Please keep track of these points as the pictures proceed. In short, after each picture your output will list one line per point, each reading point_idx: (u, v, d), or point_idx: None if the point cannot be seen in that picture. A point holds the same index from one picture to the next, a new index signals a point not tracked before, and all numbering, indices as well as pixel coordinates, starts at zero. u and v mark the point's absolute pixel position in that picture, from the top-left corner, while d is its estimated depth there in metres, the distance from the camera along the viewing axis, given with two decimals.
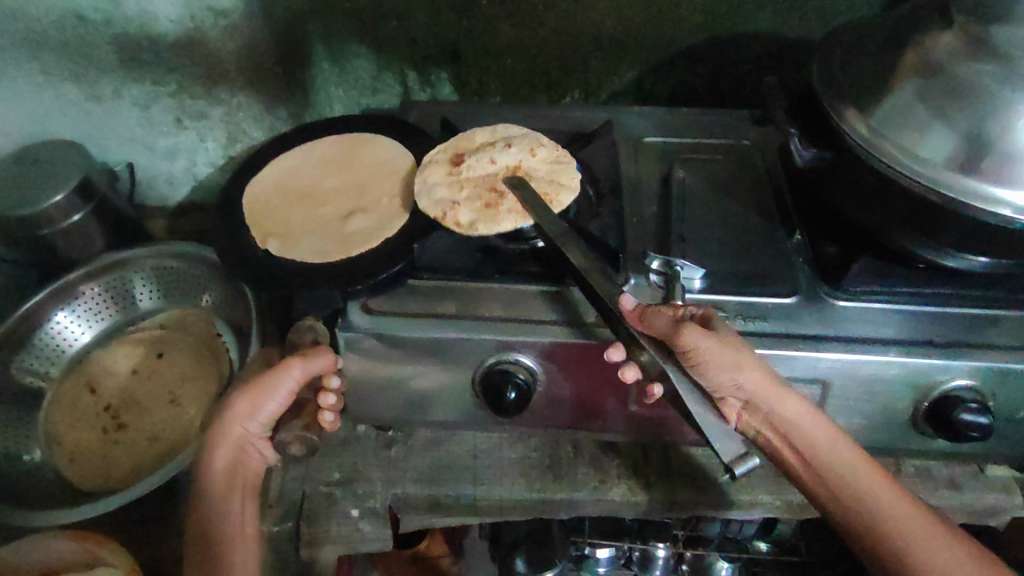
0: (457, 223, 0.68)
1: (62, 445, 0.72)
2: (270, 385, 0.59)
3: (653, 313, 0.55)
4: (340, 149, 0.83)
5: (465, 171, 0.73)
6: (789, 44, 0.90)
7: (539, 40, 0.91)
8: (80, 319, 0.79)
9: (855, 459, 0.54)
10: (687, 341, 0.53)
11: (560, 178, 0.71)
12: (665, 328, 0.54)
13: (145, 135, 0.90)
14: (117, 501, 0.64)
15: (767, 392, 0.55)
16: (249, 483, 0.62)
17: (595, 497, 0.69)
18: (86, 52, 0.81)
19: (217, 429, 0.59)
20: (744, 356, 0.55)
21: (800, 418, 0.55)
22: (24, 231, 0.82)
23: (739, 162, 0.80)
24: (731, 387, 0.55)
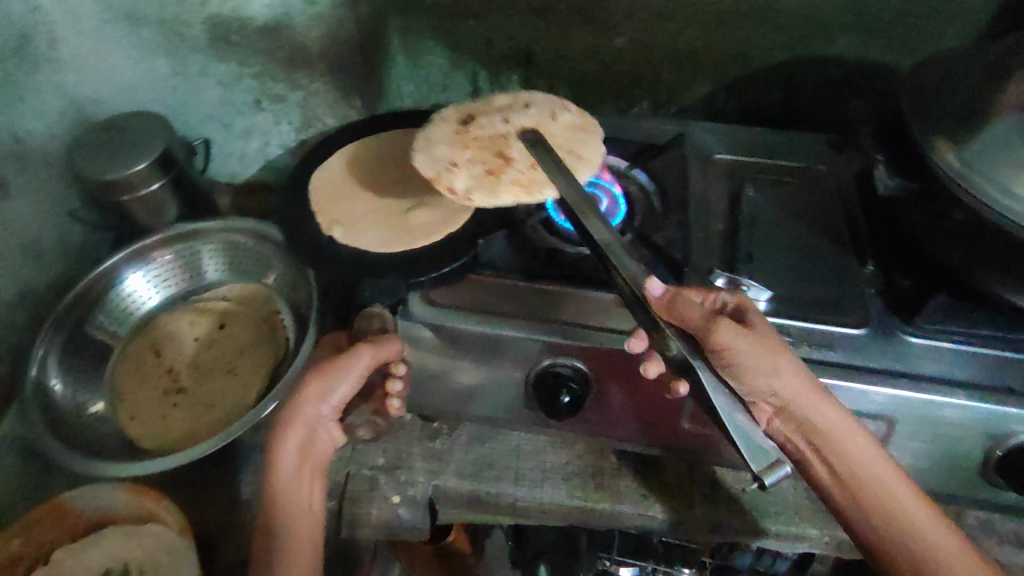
0: (452, 189, 0.67)
1: (125, 402, 0.75)
2: (342, 369, 0.61)
3: (686, 302, 0.51)
4: (409, 142, 0.84)
5: (474, 132, 0.74)
6: (871, 71, 0.88)
7: (613, 49, 0.91)
8: (152, 284, 0.83)
9: (887, 473, 0.55)
10: (724, 338, 0.51)
11: (577, 148, 0.70)
12: (698, 320, 0.51)
13: (224, 113, 0.94)
14: (168, 462, 0.65)
15: (804, 396, 0.54)
16: (318, 465, 0.63)
17: (637, 511, 0.68)
18: (180, 30, 0.84)
19: (289, 411, 0.61)
20: (783, 359, 0.54)
21: (834, 419, 0.54)
22: (105, 195, 0.85)
23: (811, 184, 0.78)
24: (761, 384, 0.54)
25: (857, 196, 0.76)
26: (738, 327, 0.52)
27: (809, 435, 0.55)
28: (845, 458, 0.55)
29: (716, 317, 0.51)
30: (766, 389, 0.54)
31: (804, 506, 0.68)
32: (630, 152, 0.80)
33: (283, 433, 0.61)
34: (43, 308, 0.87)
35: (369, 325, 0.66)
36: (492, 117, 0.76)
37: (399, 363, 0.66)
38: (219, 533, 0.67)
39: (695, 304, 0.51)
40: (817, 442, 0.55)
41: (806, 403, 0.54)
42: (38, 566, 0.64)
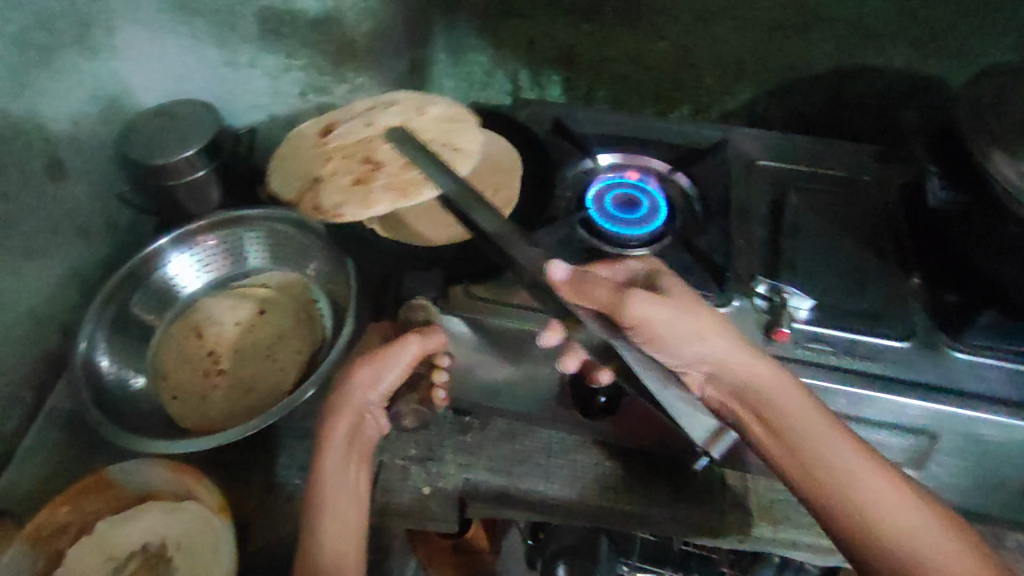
0: (325, 208, 0.79)
1: (167, 381, 0.77)
2: (390, 357, 0.63)
3: (592, 283, 0.52)
4: (443, 128, 0.86)
5: (330, 142, 0.86)
6: (918, 82, 0.87)
7: (657, 52, 0.91)
8: (197, 267, 0.85)
9: (837, 440, 0.49)
10: (636, 312, 0.51)
11: (452, 138, 0.84)
12: (608, 298, 0.52)
13: (270, 103, 0.96)
14: (205, 443, 0.66)
15: (731, 358, 0.52)
16: (365, 454, 0.63)
17: (667, 516, 0.67)
18: (232, 21, 0.86)
19: (341, 397, 0.62)
20: (703, 324, 0.53)
21: (767, 382, 0.52)
22: (153, 180, 0.86)
23: (855, 194, 0.77)
24: (683, 355, 0.54)
25: (901, 207, 0.74)
26: (651, 297, 0.52)
27: (745, 400, 0.53)
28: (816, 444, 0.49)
29: (623, 290, 0.52)
30: (692, 358, 0.54)
31: None
32: (672, 156, 0.80)
33: (334, 417, 0.61)
34: (89, 287, 0.89)
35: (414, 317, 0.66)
36: (348, 123, 0.88)
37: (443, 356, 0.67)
38: (253, 514, 0.69)
39: (601, 283, 0.53)
40: (752, 406, 0.52)
41: (740, 372, 0.52)
42: (81, 536, 0.66)
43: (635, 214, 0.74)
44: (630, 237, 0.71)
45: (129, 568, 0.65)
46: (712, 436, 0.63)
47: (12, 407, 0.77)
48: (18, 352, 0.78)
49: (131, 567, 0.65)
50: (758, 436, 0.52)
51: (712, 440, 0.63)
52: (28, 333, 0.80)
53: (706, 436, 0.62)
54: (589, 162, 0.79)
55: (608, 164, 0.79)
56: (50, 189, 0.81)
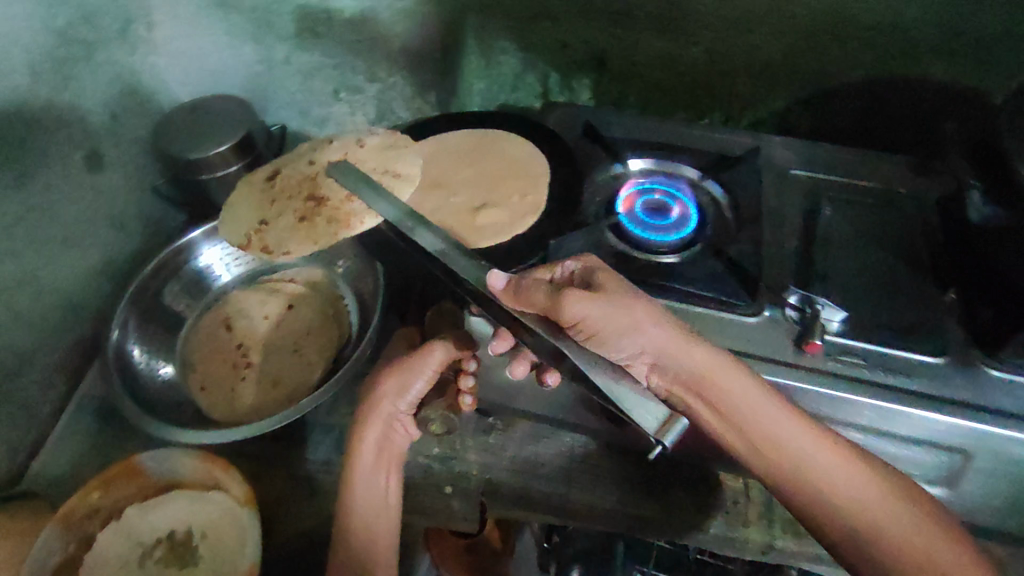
0: (270, 250, 0.74)
1: (196, 373, 0.78)
2: (416, 366, 0.65)
3: (531, 287, 0.50)
4: (477, 142, 0.86)
5: (276, 184, 0.80)
6: (956, 94, 0.85)
7: (689, 58, 0.90)
8: (228, 260, 0.87)
9: (777, 413, 0.54)
10: (570, 311, 0.50)
11: (395, 167, 0.80)
12: (545, 301, 0.50)
13: (303, 101, 0.98)
14: (233, 435, 0.67)
15: (669, 346, 0.54)
16: (394, 459, 0.66)
17: (689, 524, 0.67)
18: (270, 19, 0.88)
19: (371, 408, 0.64)
20: (640, 317, 0.54)
21: (703, 365, 0.54)
22: (187, 173, 0.87)
23: (889, 206, 0.76)
24: (625, 348, 0.54)
25: (938, 220, 0.73)
26: (588, 295, 0.50)
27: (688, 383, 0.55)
28: (753, 420, 0.54)
29: (559, 292, 0.50)
30: (632, 350, 0.55)
31: None
32: (703, 163, 0.80)
33: (362, 428, 0.64)
34: (122, 277, 0.90)
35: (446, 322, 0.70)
36: (292, 163, 0.82)
37: (470, 359, 0.66)
38: (277, 506, 0.70)
39: (537, 287, 0.50)
40: (694, 388, 0.55)
41: (678, 358, 0.54)
42: (111, 522, 0.67)
43: (666, 220, 0.73)
44: (659, 244, 0.70)
45: (156, 555, 0.66)
46: (664, 423, 0.45)
47: (47, 390, 0.79)
48: (53, 337, 0.80)
49: (158, 553, 0.66)
50: (703, 415, 0.57)
51: (664, 427, 0.45)
52: (63, 320, 0.82)
53: (658, 425, 0.45)
54: (621, 166, 0.79)
55: (639, 169, 0.79)
56: (88, 180, 0.83)
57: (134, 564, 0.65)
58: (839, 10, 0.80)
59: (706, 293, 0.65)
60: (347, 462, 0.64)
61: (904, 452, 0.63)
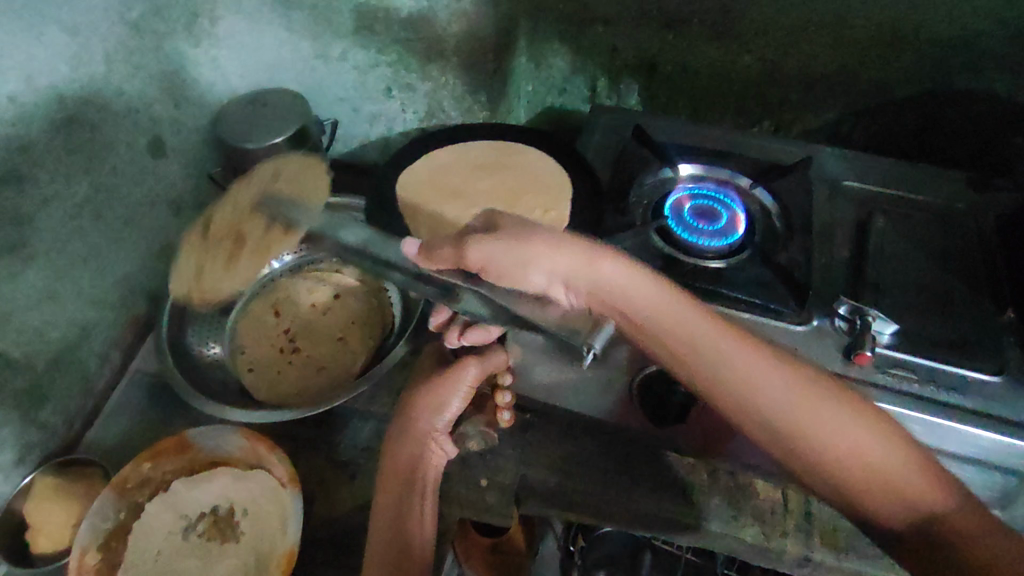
0: (202, 296, 0.68)
1: (245, 354, 0.80)
2: (450, 382, 0.68)
3: (440, 247, 0.59)
4: (500, 157, 0.88)
5: (217, 220, 0.70)
6: (1019, 110, 0.83)
7: (741, 66, 0.90)
8: None
9: (696, 324, 0.56)
10: (475, 257, 0.57)
11: (304, 189, 0.72)
12: (452, 254, 0.58)
13: (356, 98, 1.00)
14: (284, 414, 0.69)
15: (579, 268, 0.57)
16: (430, 479, 0.65)
17: (726, 531, 0.66)
18: (330, 16, 0.90)
19: (406, 423, 0.67)
20: (536, 251, 0.57)
21: (618, 279, 0.57)
22: (243, 163, 0.90)
23: (946, 222, 0.74)
24: (531, 280, 0.58)
25: (996, 237, 0.71)
26: (490, 239, 0.57)
27: (612, 303, 0.57)
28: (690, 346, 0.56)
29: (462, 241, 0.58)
30: (539, 282, 0.58)
31: None
32: (752, 169, 0.79)
33: (398, 442, 0.66)
34: (177, 260, 0.94)
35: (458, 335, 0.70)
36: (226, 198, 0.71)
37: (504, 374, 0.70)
38: (317, 488, 0.71)
39: (442, 245, 0.59)
40: (619, 306, 0.57)
41: (596, 274, 0.57)
42: (158, 494, 0.69)
43: (713, 225, 0.73)
44: (706, 249, 0.70)
45: (199, 529, 0.68)
46: (594, 329, 0.58)
47: (103, 365, 0.82)
48: (111, 314, 0.83)
49: (200, 527, 0.68)
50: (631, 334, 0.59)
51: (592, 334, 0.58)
52: (121, 298, 0.85)
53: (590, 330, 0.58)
54: (670, 171, 0.79)
55: (688, 175, 0.79)
56: (151, 165, 0.87)
57: (178, 536, 0.68)
58: (901, 20, 0.79)
59: (755, 299, 0.65)
60: (381, 479, 0.65)
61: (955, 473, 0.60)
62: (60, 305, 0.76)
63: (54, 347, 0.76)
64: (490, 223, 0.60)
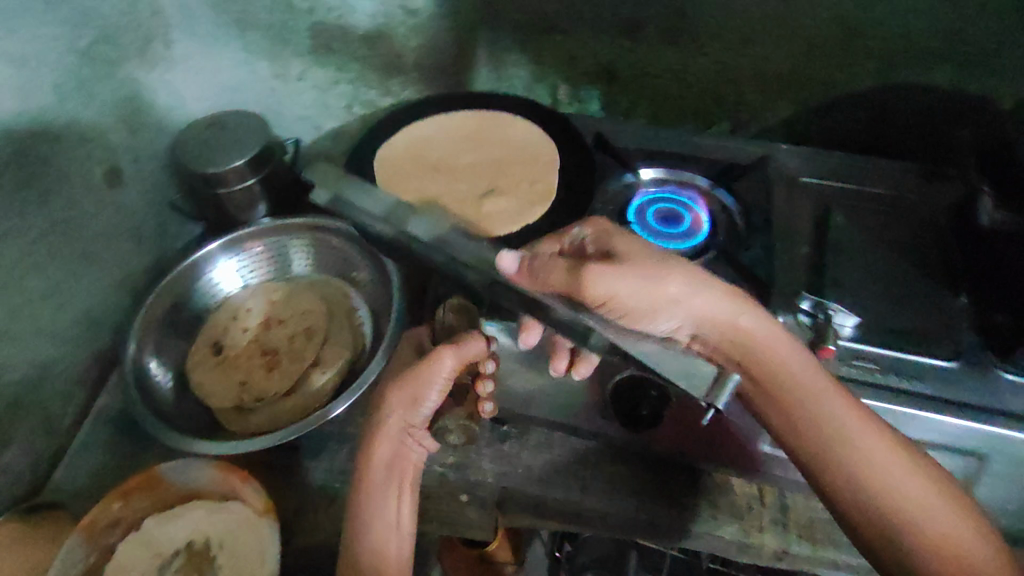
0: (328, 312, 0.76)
1: (203, 385, 0.77)
2: (426, 376, 0.61)
3: (549, 264, 0.53)
4: (483, 126, 0.90)
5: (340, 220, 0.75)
6: (962, 101, 0.86)
7: (697, 69, 0.91)
8: (244, 270, 0.88)
9: (820, 383, 0.52)
10: (597, 291, 0.51)
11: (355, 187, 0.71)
12: (566, 281, 0.52)
13: (317, 116, 0.99)
14: (241, 447, 0.67)
15: (716, 312, 0.53)
16: (408, 476, 0.61)
17: (705, 530, 0.67)
18: (286, 36, 0.89)
19: (379, 423, 0.60)
20: (674, 289, 0.53)
21: (753, 328, 0.52)
22: (203, 188, 0.89)
23: (899, 213, 0.76)
24: (668, 318, 0.54)
25: (949, 223, 0.74)
26: (613, 270, 0.52)
27: (738, 350, 0.53)
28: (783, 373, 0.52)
29: (580, 266, 0.52)
30: (672, 321, 0.54)
31: None
32: (712, 171, 0.81)
33: (373, 442, 0.60)
34: (140, 290, 0.92)
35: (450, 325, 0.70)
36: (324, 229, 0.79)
37: (487, 361, 0.65)
38: (294, 516, 0.70)
39: (553, 265, 0.53)
40: (743, 360, 0.53)
41: (728, 319, 0.53)
42: (131, 532, 0.67)
43: (678, 227, 0.74)
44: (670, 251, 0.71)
45: (175, 565, 0.66)
46: (713, 386, 0.52)
47: (68, 404, 0.80)
48: (74, 351, 0.81)
49: (176, 564, 0.66)
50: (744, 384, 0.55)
51: (712, 392, 0.52)
52: (83, 333, 0.83)
53: (708, 388, 0.52)
54: (631, 176, 0.80)
55: (649, 179, 0.80)
56: (108, 195, 0.85)
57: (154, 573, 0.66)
58: (847, 19, 0.81)
59: None
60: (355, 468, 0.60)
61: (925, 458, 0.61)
62: (16, 346, 0.74)
63: (12, 389, 0.74)
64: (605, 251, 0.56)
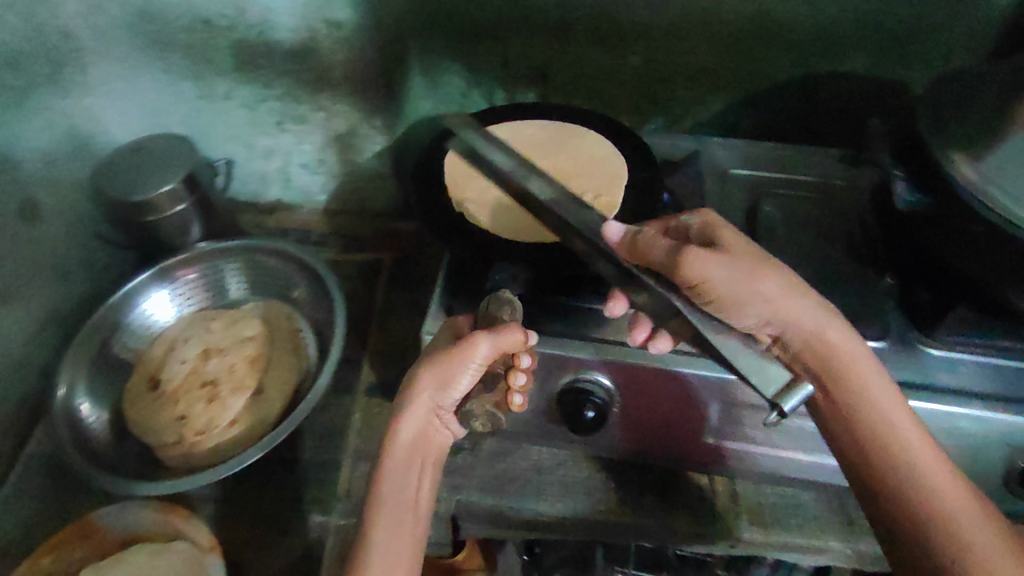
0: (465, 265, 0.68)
1: (139, 422, 0.75)
2: (459, 358, 0.57)
3: (653, 238, 0.53)
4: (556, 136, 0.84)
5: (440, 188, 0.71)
6: (881, 88, 0.89)
7: (629, 68, 0.92)
8: (177, 299, 0.86)
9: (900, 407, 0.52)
10: (696, 270, 0.51)
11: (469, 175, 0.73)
12: (666, 258, 0.52)
13: (247, 134, 0.96)
14: (182, 484, 0.65)
15: (811, 318, 0.53)
16: (430, 456, 0.60)
17: (659, 524, 0.68)
18: (208, 55, 0.86)
19: (407, 399, 0.57)
20: (770, 288, 0.53)
21: (843, 345, 0.52)
22: (130, 217, 0.85)
23: (826, 200, 0.79)
24: (755, 313, 0.53)
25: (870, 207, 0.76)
26: (714, 257, 0.52)
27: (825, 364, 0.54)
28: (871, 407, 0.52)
29: (682, 247, 0.52)
30: (757, 316, 0.54)
31: (822, 517, 0.69)
32: None
33: (401, 420, 0.58)
34: (69, 326, 0.88)
35: (500, 311, 0.60)
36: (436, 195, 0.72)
37: (523, 354, 0.60)
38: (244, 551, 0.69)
39: (658, 241, 0.53)
40: (825, 378, 0.53)
41: (812, 333, 0.53)
42: None
43: None
44: None
45: None
46: (782, 387, 0.50)
47: None
48: None
49: None
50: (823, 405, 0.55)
51: (779, 393, 0.50)
52: (7, 378, 0.79)
53: (778, 389, 0.51)
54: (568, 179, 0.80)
55: None
56: (25, 232, 0.80)
57: None
58: (767, 14, 0.83)
59: None
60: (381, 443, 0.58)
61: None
62: None
63: None
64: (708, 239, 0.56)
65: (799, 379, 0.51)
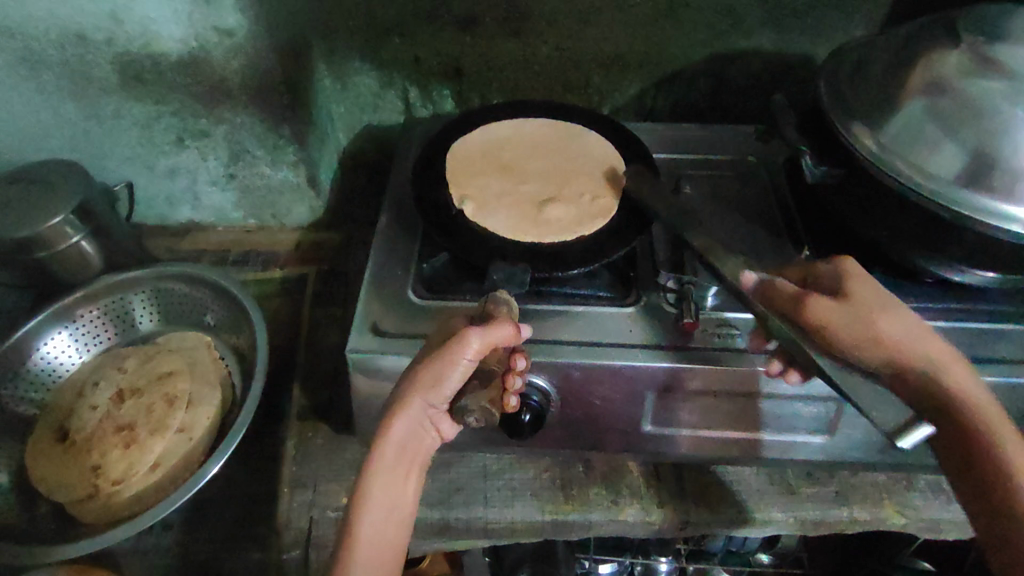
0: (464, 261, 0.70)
1: (45, 479, 0.69)
2: (449, 355, 0.52)
3: (778, 282, 0.55)
4: (555, 135, 0.80)
5: (462, 179, 0.73)
6: (788, 60, 0.91)
7: (541, 57, 0.90)
8: (79, 342, 0.80)
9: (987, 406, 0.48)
10: (814, 311, 0.52)
11: (493, 169, 0.75)
12: (790, 300, 0.54)
13: (145, 154, 0.89)
14: (97, 543, 0.61)
15: (925, 350, 0.51)
16: (421, 460, 0.54)
17: (609, 517, 0.68)
18: (86, 71, 0.79)
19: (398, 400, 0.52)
20: (885, 330, 0.52)
21: (958, 381, 0.49)
22: (20, 255, 0.78)
23: (741, 177, 0.80)
24: (873, 357, 0.51)
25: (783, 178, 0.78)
26: (830, 301, 0.53)
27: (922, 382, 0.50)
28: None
29: (805, 293, 0.53)
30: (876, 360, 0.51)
31: (766, 489, 0.70)
32: None
33: (391, 420, 0.52)
34: None
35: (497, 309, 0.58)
36: (460, 185, 0.72)
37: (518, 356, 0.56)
38: None
39: (784, 286, 0.55)
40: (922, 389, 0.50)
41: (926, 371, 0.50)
42: None
43: None
44: None
45: None
46: (898, 423, 0.49)
47: None
48: None
49: None
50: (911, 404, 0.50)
51: (897, 429, 0.49)
52: None
53: (893, 425, 0.49)
54: None
55: None
56: None
57: None
58: None
59: (580, 288, 0.67)
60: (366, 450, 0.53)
61: (790, 439, 0.64)
62: None
63: None
64: (834, 284, 0.55)
65: (916, 419, 0.49)
